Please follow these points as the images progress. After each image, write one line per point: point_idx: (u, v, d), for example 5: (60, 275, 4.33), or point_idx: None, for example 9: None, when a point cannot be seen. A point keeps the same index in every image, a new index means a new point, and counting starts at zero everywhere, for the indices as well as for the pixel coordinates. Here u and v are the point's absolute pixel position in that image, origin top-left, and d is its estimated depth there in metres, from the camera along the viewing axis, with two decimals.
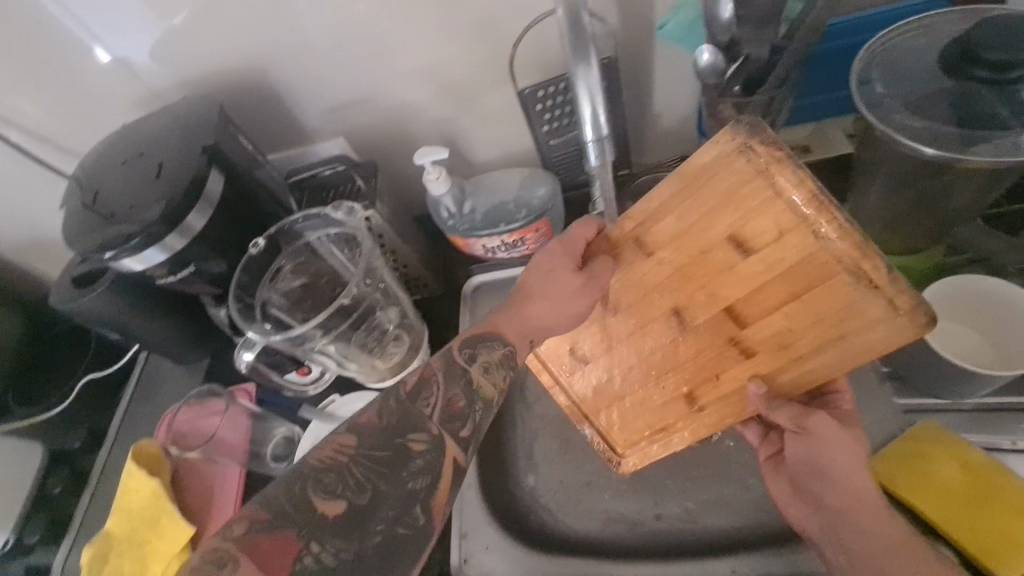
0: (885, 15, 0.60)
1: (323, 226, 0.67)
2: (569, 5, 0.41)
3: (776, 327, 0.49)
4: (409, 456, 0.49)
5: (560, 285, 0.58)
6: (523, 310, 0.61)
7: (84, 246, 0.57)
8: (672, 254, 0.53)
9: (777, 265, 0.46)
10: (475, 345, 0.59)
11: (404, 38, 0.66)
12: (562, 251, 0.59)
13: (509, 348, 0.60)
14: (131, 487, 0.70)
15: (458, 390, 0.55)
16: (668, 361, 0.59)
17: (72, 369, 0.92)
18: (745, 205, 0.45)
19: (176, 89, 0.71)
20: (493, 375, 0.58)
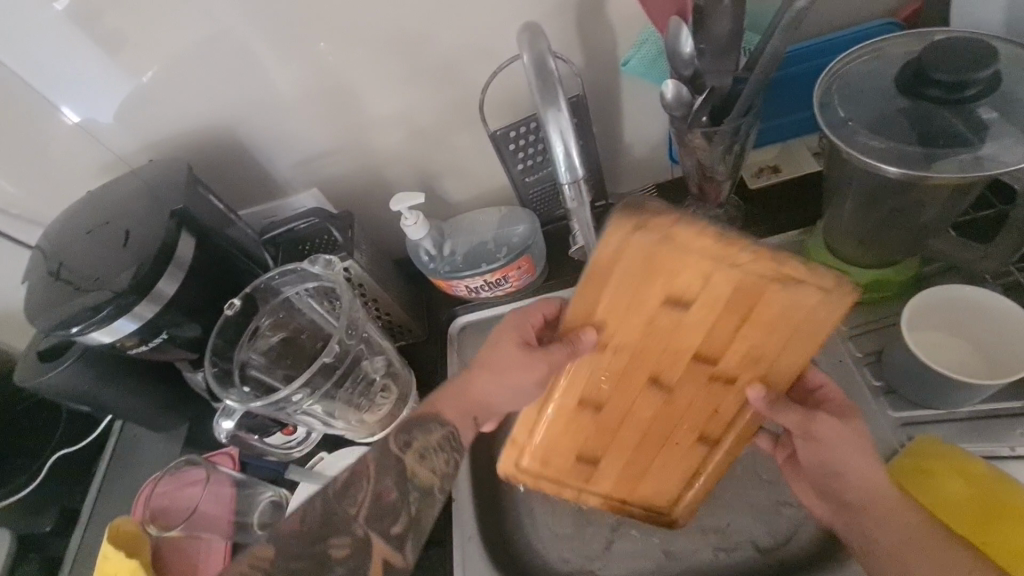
0: (839, 40, 0.62)
1: (300, 281, 0.65)
2: (534, 52, 0.42)
3: (743, 349, 0.50)
4: (330, 568, 0.44)
5: (506, 361, 0.56)
6: (466, 384, 0.57)
7: (47, 322, 0.55)
8: (624, 336, 0.51)
9: (718, 303, 0.46)
10: (410, 432, 0.53)
11: (373, 88, 0.66)
12: (512, 329, 0.58)
13: (448, 432, 0.54)
14: (109, 571, 0.65)
15: (390, 482, 0.49)
16: (667, 426, 0.58)
17: (40, 448, 0.87)
18: (664, 274, 0.44)
19: (142, 151, 0.69)
20: (431, 461, 0.51)
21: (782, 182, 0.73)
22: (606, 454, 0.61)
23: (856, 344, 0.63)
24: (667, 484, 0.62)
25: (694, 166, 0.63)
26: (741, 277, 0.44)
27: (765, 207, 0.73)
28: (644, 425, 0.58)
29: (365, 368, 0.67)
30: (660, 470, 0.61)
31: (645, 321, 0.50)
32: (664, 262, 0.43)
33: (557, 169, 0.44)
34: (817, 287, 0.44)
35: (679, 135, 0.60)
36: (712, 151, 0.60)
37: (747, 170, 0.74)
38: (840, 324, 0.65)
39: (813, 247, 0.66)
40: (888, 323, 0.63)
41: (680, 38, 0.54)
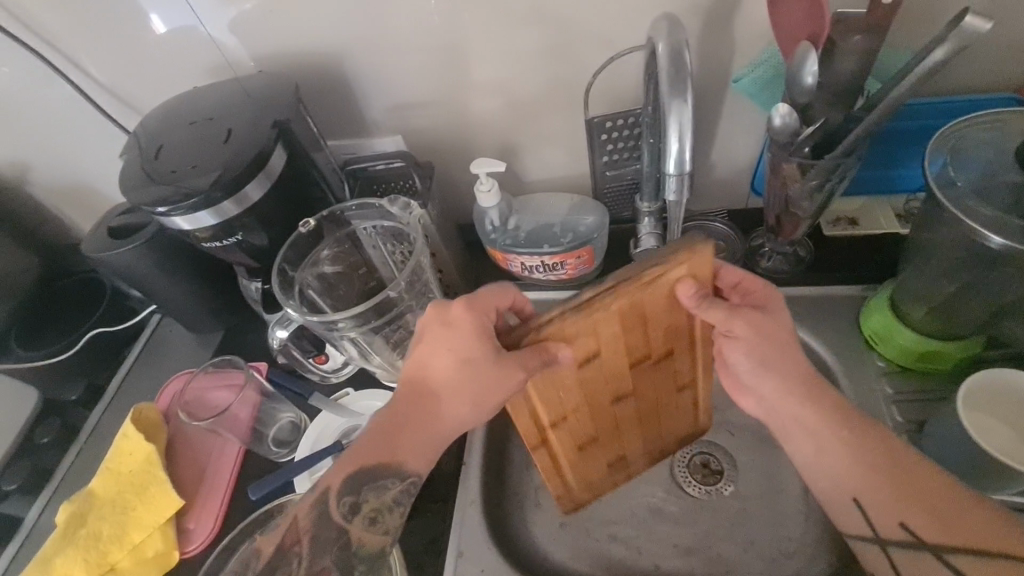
0: (955, 105, 0.62)
1: (374, 218, 0.67)
2: (672, 43, 0.43)
3: (662, 334, 0.53)
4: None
5: (461, 387, 0.51)
6: (425, 421, 0.52)
7: (137, 197, 0.57)
8: (573, 402, 0.54)
9: (613, 336, 0.50)
10: (361, 491, 0.50)
11: (485, 51, 0.67)
12: (454, 344, 0.51)
13: (410, 482, 0.52)
14: (125, 450, 0.70)
15: (329, 562, 0.49)
16: (652, 409, 0.61)
17: (83, 321, 0.90)
18: (557, 351, 0.48)
19: (250, 62, 0.72)
20: (382, 523, 0.51)
21: (856, 236, 0.73)
22: (627, 447, 0.63)
23: (899, 410, 0.63)
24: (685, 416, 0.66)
25: (778, 196, 0.63)
26: (615, 313, 0.47)
27: (836, 255, 0.72)
28: (633, 423, 0.61)
29: (411, 318, 0.68)
30: (673, 420, 0.65)
31: (585, 374, 0.52)
32: (556, 340, 0.48)
33: (665, 160, 0.45)
34: (670, 265, 0.47)
35: (774, 162, 0.60)
36: (804, 184, 0.59)
37: (825, 217, 0.74)
38: (887, 387, 0.64)
39: (876, 305, 0.66)
40: (936, 397, 0.63)
41: (805, 63, 0.52)
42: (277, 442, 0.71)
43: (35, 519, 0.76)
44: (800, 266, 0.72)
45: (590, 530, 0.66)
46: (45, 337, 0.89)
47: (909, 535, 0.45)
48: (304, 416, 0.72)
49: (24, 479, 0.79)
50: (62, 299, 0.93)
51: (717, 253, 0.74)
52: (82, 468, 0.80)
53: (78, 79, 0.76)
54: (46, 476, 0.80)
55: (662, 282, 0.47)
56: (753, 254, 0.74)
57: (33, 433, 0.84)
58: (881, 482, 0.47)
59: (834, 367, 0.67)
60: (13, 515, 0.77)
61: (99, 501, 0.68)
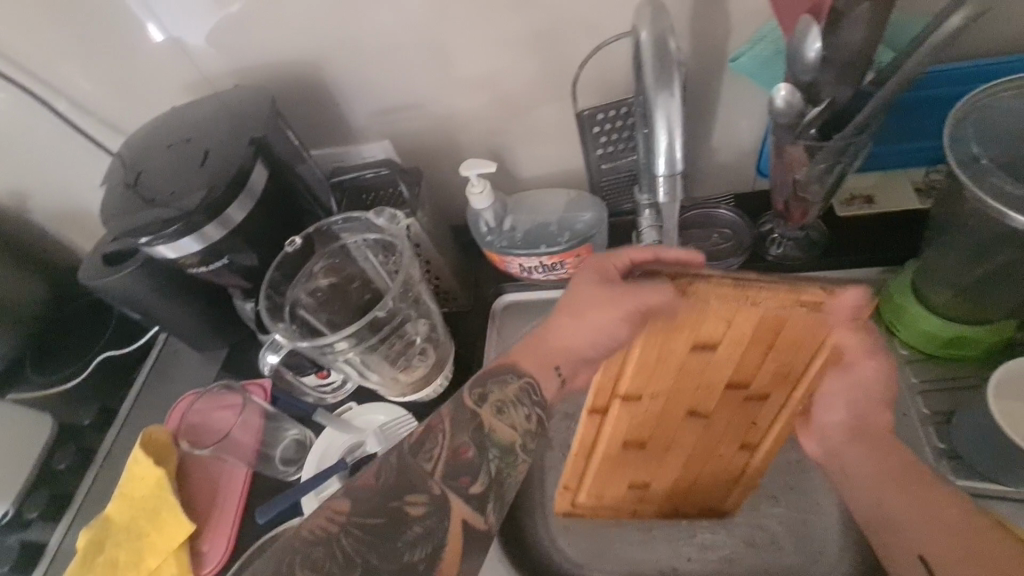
0: (989, 69, 0.57)
1: (361, 231, 0.65)
2: (656, 30, 0.39)
3: (779, 365, 0.49)
4: (406, 523, 0.42)
5: (594, 314, 0.49)
6: (543, 338, 0.53)
7: (120, 227, 0.56)
8: (658, 392, 0.53)
9: (740, 339, 0.46)
10: (485, 382, 0.50)
11: (466, 47, 0.64)
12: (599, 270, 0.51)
13: (526, 381, 0.51)
14: (136, 474, 0.69)
15: (467, 437, 0.47)
16: (722, 437, 0.57)
17: (91, 345, 0.91)
18: (686, 326, 0.46)
19: (228, 75, 0.70)
20: (508, 415, 0.49)
21: (873, 216, 0.68)
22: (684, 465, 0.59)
23: (925, 401, 0.59)
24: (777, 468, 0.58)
25: (785, 180, 0.59)
26: (760, 314, 0.43)
27: (851, 238, 0.68)
28: (706, 439, 0.57)
29: (409, 330, 0.66)
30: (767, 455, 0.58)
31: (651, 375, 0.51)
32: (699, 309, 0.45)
33: (655, 159, 0.42)
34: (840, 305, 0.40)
35: (778, 146, 0.56)
36: (811, 168, 0.55)
37: (838, 197, 0.70)
38: (910, 375, 0.61)
39: (895, 289, 0.62)
40: (964, 385, 0.59)
41: (807, 38, 0.48)
42: (283, 461, 0.70)
43: (58, 545, 0.77)
44: (813, 251, 0.68)
45: (606, 535, 0.65)
46: (57, 361, 0.90)
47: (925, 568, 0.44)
48: (308, 432, 0.71)
49: (43, 506, 0.80)
50: (65, 322, 0.93)
51: (722, 242, 0.71)
52: (100, 493, 0.81)
53: (61, 106, 0.75)
54: (65, 503, 0.81)
55: (814, 296, 0.41)
56: (763, 241, 0.70)
57: (50, 460, 0.85)
58: (897, 506, 0.48)
59: None
60: (35, 542, 0.78)
61: (114, 528, 0.67)
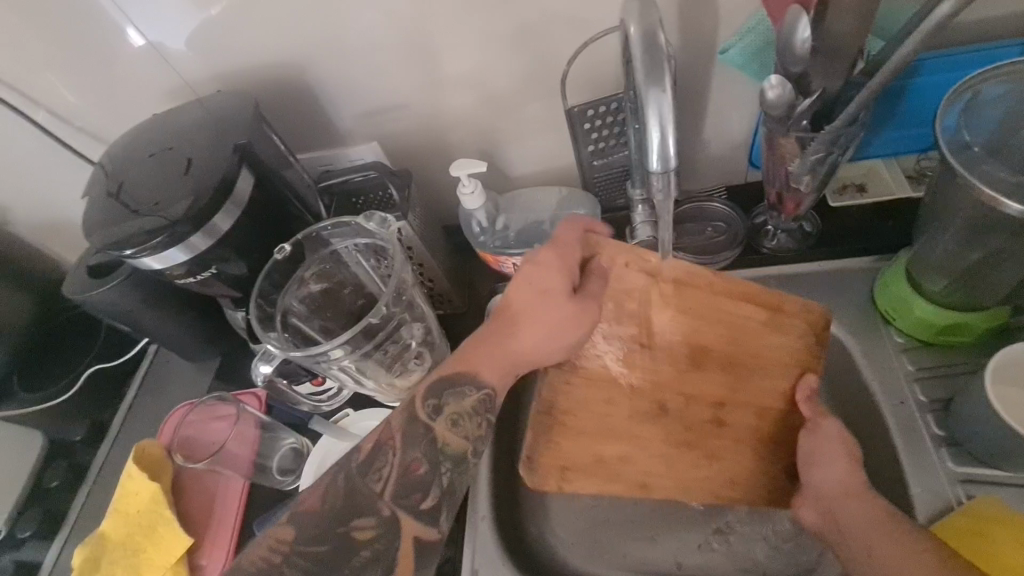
0: (978, 55, 0.56)
1: (352, 235, 0.64)
2: (645, 25, 0.38)
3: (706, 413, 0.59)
4: (353, 548, 0.44)
5: (548, 313, 0.52)
6: (506, 341, 0.53)
7: (102, 239, 0.55)
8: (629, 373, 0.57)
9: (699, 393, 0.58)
10: (442, 394, 0.51)
11: (452, 45, 0.63)
12: (556, 267, 0.51)
13: (487, 393, 0.52)
14: (130, 490, 0.68)
15: (419, 454, 0.49)
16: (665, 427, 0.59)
17: (79, 359, 0.89)
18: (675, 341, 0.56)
19: (210, 80, 0.68)
20: (463, 428, 0.51)
21: (865, 206, 0.68)
22: (645, 470, 0.60)
23: (922, 388, 0.59)
24: (747, 482, 0.60)
25: (778, 172, 0.59)
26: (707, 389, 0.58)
27: (845, 228, 0.68)
28: (644, 426, 0.59)
29: (404, 334, 0.65)
30: (730, 460, 0.60)
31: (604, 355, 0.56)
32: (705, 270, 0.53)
33: (648, 156, 0.41)
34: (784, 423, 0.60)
35: (770, 137, 0.55)
36: (804, 159, 0.55)
37: (830, 186, 0.70)
38: (906, 362, 0.61)
39: (889, 278, 0.62)
40: (961, 371, 0.59)
41: (796, 29, 0.48)
42: (280, 471, 0.69)
43: (53, 564, 0.76)
44: (807, 242, 0.68)
45: (609, 533, 0.66)
46: (45, 377, 0.87)
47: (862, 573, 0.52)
48: (305, 441, 0.71)
49: (36, 525, 0.79)
50: (53, 337, 0.91)
51: (719, 236, 0.71)
52: (93, 509, 0.79)
53: (38, 117, 0.73)
54: (59, 521, 0.79)
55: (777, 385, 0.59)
56: (757, 234, 0.70)
57: (42, 478, 0.83)
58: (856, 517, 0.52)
59: (849, 346, 0.63)
60: (30, 562, 0.77)
61: (110, 545, 0.66)
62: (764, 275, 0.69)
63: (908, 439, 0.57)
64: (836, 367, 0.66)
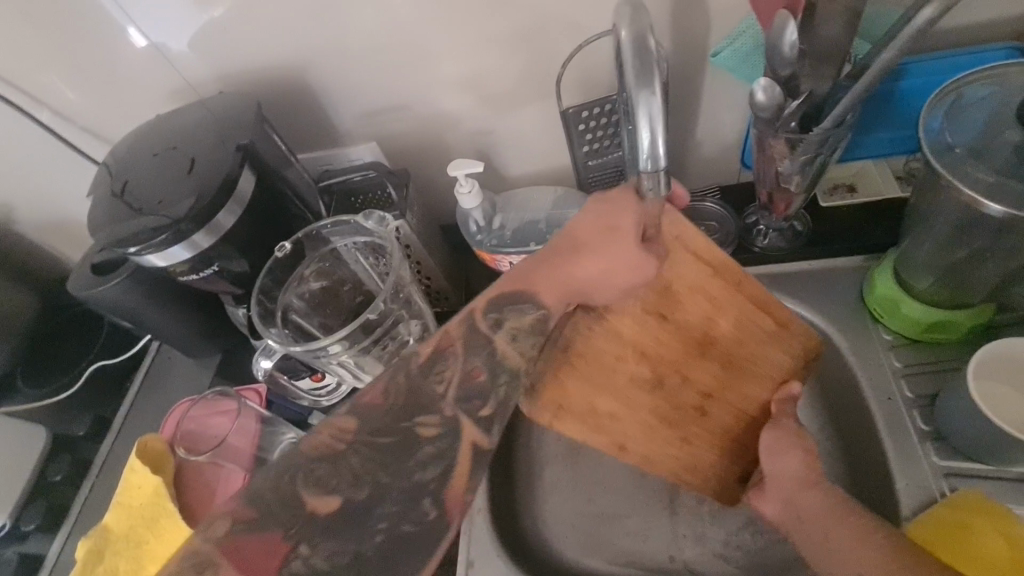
0: (962, 60, 0.58)
1: (350, 234, 0.65)
2: (635, 29, 0.40)
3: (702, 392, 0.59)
4: (418, 442, 0.45)
5: (619, 257, 0.51)
6: (572, 271, 0.52)
7: (108, 236, 0.56)
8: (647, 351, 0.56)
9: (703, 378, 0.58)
10: (502, 308, 0.51)
11: (451, 47, 0.64)
12: (612, 212, 0.52)
13: (544, 312, 0.51)
14: (133, 483, 0.69)
15: (480, 362, 0.49)
16: (661, 403, 0.58)
17: (82, 355, 0.91)
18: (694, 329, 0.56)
19: (213, 81, 0.70)
20: (521, 344, 0.50)
21: (854, 206, 0.70)
22: (626, 434, 0.58)
23: (909, 384, 0.60)
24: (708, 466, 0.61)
25: (768, 173, 0.60)
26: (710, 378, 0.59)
27: (835, 228, 0.69)
28: (646, 398, 0.58)
29: (402, 330, 0.66)
30: (701, 449, 0.60)
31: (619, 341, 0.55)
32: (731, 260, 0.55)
33: (639, 157, 0.42)
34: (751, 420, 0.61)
35: (760, 138, 0.57)
36: (794, 160, 0.56)
37: (820, 187, 0.71)
38: (894, 359, 0.62)
39: (878, 276, 0.64)
40: (946, 367, 0.60)
41: (784, 33, 0.49)
42: None
43: (57, 556, 0.77)
44: (798, 242, 0.70)
45: (603, 526, 0.67)
46: (48, 372, 0.89)
47: None
48: None
49: (41, 518, 0.80)
50: (56, 333, 0.92)
51: (711, 235, 0.72)
52: (96, 503, 0.81)
53: (42, 116, 0.75)
54: (63, 514, 0.80)
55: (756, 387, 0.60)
56: (749, 233, 0.71)
57: (46, 472, 0.84)
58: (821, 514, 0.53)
59: (838, 343, 0.65)
60: (35, 554, 0.78)
61: (113, 536, 0.68)
62: (754, 274, 0.70)
63: (895, 435, 0.58)
64: (826, 364, 0.67)
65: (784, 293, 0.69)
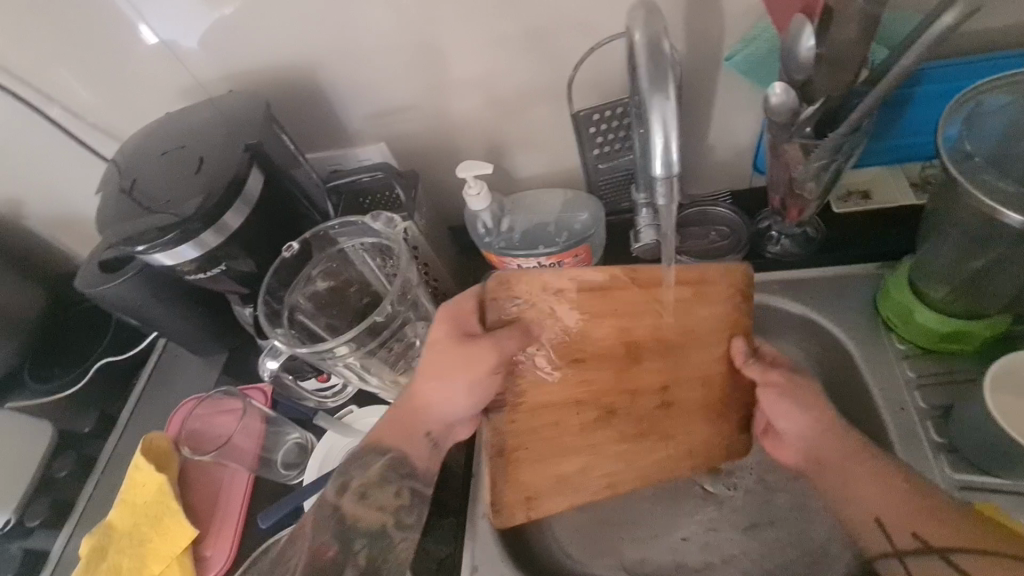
0: (984, 65, 0.57)
1: (358, 235, 0.65)
2: (650, 33, 0.39)
3: (652, 408, 0.61)
4: None
5: (439, 369, 0.56)
6: (413, 402, 0.58)
7: (116, 234, 0.56)
8: (569, 384, 0.59)
9: (640, 390, 0.60)
10: (347, 470, 0.57)
11: (460, 49, 0.64)
12: (447, 317, 0.57)
13: (394, 459, 0.57)
14: (138, 481, 0.69)
15: (329, 538, 0.53)
16: (617, 433, 0.61)
17: (90, 351, 0.91)
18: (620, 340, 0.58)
19: (222, 80, 0.70)
20: (372, 499, 0.55)
21: (869, 212, 0.69)
22: (602, 475, 0.62)
23: (922, 395, 0.59)
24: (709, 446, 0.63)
25: (782, 178, 0.60)
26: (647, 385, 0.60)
27: (849, 235, 0.68)
28: (598, 428, 0.61)
29: (409, 333, 0.66)
30: (682, 435, 0.62)
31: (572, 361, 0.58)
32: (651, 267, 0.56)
33: (651, 162, 0.42)
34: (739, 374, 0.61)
35: (774, 143, 0.56)
36: (808, 166, 0.55)
37: (834, 193, 0.70)
38: (907, 370, 0.61)
39: (892, 285, 0.63)
40: (961, 379, 0.59)
41: (800, 39, 0.49)
42: (285, 465, 0.70)
43: (61, 553, 0.77)
44: (811, 248, 0.69)
45: (608, 533, 0.67)
46: (56, 368, 0.90)
47: (919, 542, 0.48)
48: (309, 436, 0.72)
49: (45, 514, 0.80)
50: (65, 329, 0.93)
51: (721, 240, 0.71)
52: (101, 500, 0.81)
53: (52, 112, 0.75)
54: (68, 510, 0.81)
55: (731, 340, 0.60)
56: (760, 238, 0.71)
57: (51, 468, 0.84)
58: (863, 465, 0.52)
59: (849, 352, 0.64)
60: (39, 550, 0.78)
61: (116, 534, 0.67)
62: (765, 280, 0.70)
63: (909, 446, 0.57)
64: (837, 373, 0.66)
65: (795, 300, 0.68)
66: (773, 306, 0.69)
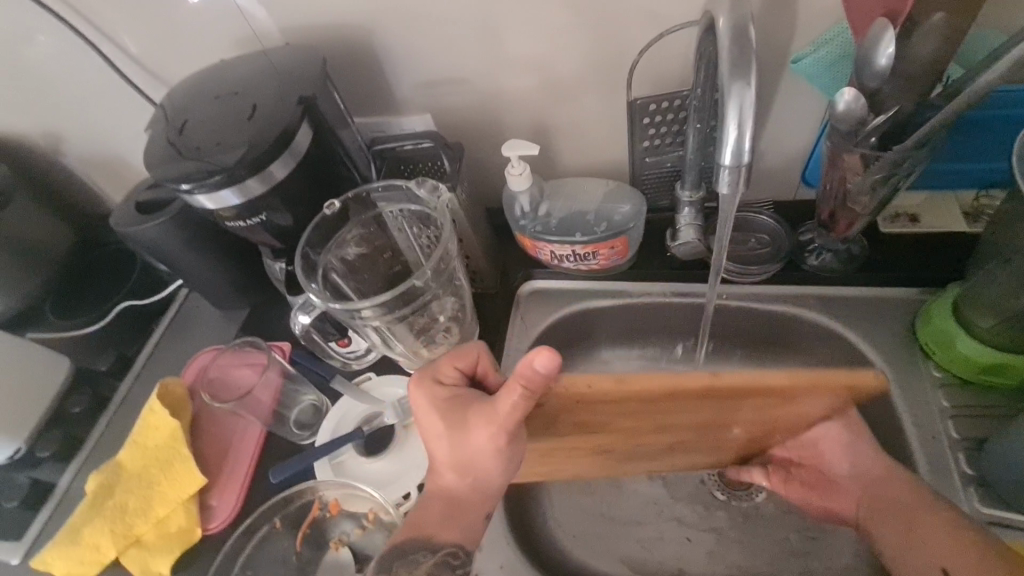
0: None
1: (400, 201, 0.65)
2: (736, 17, 0.38)
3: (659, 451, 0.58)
4: None
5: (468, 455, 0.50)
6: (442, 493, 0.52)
7: (164, 172, 0.56)
8: (573, 437, 0.55)
9: (652, 441, 0.56)
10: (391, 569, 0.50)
11: (522, 26, 0.63)
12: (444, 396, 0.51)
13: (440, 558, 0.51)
14: (151, 424, 0.69)
15: None
16: (611, 461, 0.60)
17: (112, 293, 0.92)
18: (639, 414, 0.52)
19: (278, 33, 0.69)
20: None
21: (917, 234, 0.67)
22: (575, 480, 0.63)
23: (955, 425, 0.58)
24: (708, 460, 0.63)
25: (836, 189, 0.58)
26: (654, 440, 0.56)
27: (893, 256, 0.67)
28: (594, 460, 0.59)
29: (437, 305, 0.65)
30: (682, 459, 0.61)
31: (586, 418, 0.52)
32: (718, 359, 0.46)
33: (720, 150, 0.41)
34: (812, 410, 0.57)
35: (834, 152, 0.55)
36: (866, 178, 0.54)
37: (883, 212, 0.68)
38: (941, 398, 0.60)
39: (936, 310, 0.61)
40: (997, 414, 0.58)
41: (880, 44, 0.47)
42: (298, 425, 0.70)
43: (67, 487, 0.78)
44: (852, 265, 0.67)
45: (615, 530, 0.67)
46: (78, 305, 0.91)
47: None
48: (324, 399, 0.71)
49: (56, 448, 0.80)
50: (89, 268, 0.94)
51: (760, 248, 0.70)
52: (110, 441, 0.81)
53: (106, 49, 0.75)
54: (78, 446, 0.81)
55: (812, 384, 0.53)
56: (801, 250, 0.69)
57: (64, 404, 0.84)
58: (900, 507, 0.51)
59: (882, 375, 0.63)
60: (46, 482, 0.78)
61: (125, 474, 0.68)
62: (801, 293, 0.69)
63: (937, 475, 0.56)
64: None
65: (830, 316, 0.67)
66: (807, 320, 0.68)
